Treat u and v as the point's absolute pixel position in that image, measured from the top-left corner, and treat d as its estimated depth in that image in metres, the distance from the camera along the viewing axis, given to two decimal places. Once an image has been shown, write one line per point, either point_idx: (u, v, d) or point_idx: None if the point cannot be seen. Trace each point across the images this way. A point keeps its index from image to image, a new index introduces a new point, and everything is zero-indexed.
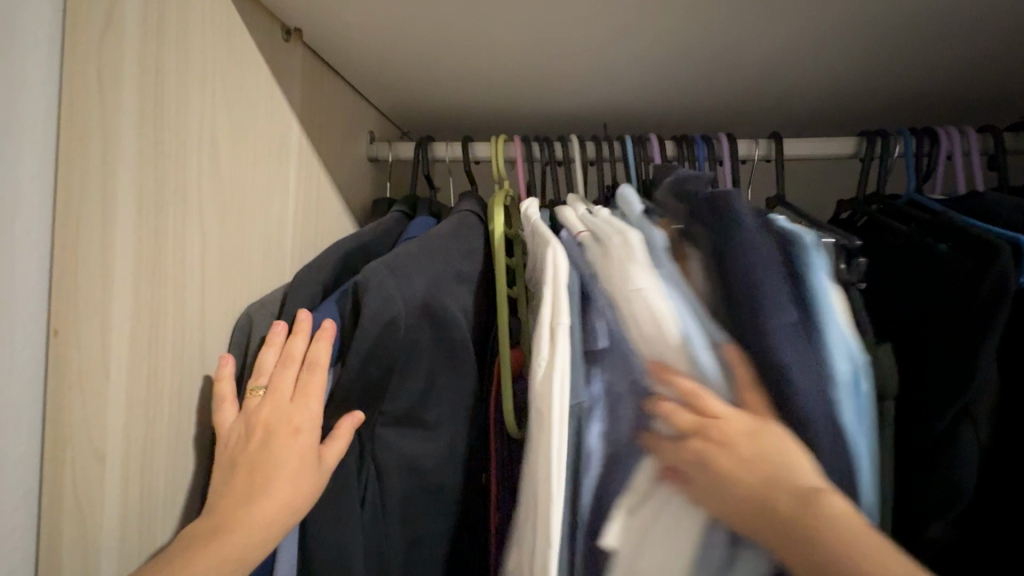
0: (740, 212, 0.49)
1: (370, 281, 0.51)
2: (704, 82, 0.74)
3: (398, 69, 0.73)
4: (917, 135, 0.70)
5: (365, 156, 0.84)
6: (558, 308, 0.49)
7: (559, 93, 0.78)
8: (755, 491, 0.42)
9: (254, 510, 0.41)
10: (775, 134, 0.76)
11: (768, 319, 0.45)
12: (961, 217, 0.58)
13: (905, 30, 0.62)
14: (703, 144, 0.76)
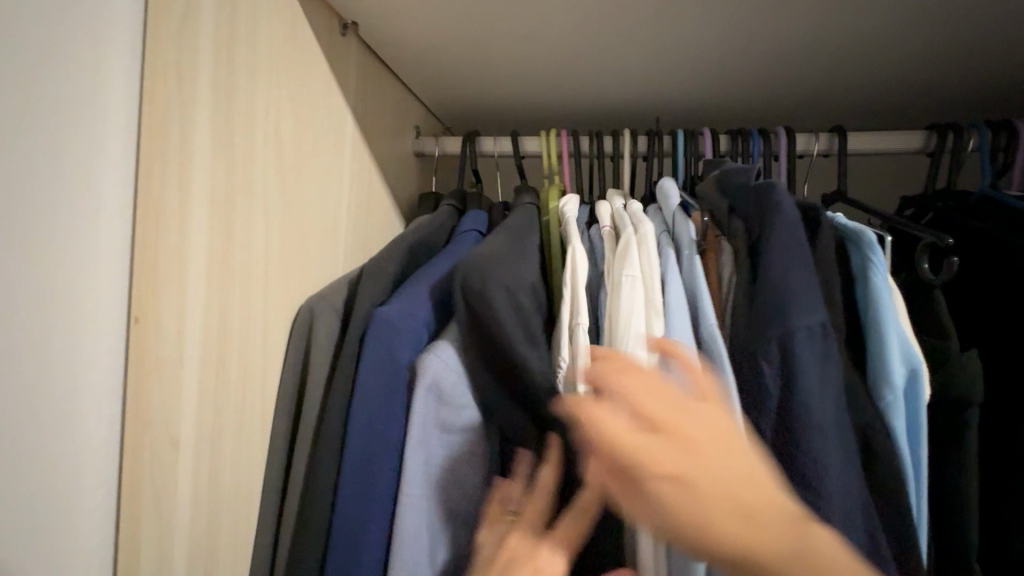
0: (781, 205, 0.49)
1: (474, 272, 0.46)
2: (762, 74, 0.72)
3: (448, 62, 0.73)
4: (993, 127, 0.66)
5: (410, 151, 0.85)
6: (578, 305, 0.48)
7: (611, 86, 0.77)
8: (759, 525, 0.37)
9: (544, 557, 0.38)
10: (838, 128, 0.72)
11: (794, 320, 0.44)
12: None
13: (987, 16, 0.58)
14: (759, 138, 0.73)
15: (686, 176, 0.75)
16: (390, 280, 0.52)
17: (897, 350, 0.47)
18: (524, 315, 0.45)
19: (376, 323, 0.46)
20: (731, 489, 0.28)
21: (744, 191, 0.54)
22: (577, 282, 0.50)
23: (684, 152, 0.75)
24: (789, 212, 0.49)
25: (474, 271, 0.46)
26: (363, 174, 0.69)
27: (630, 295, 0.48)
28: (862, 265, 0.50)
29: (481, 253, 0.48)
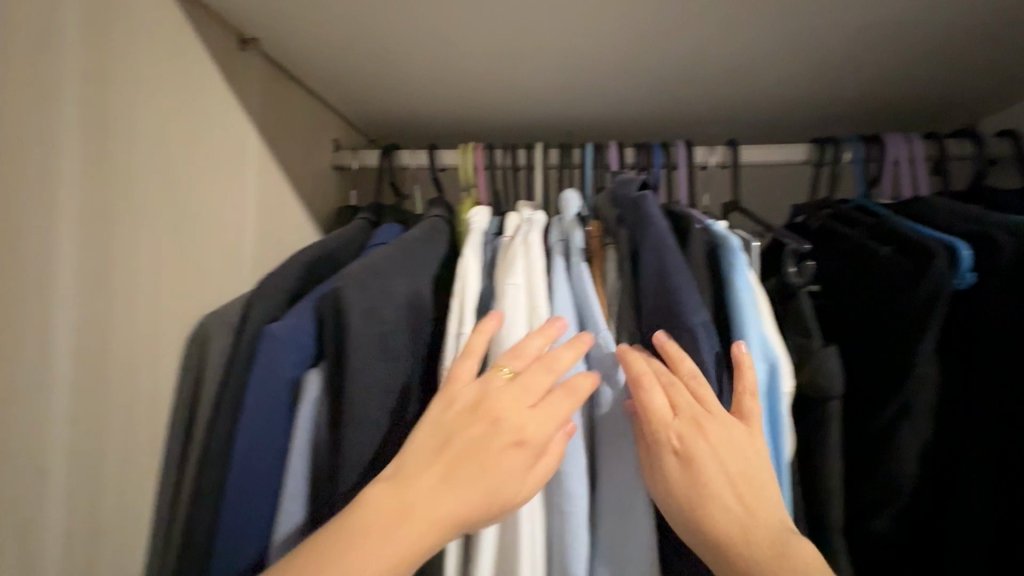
0: (653, 214, 0.53)
1: (348, 284, 0.45)
2: (662, 91, 0.76)
3: (359, 77, 0.74)
4: (866, 141, 0.72)
5: (328, 165, 0.84)
6: (464, 312, 0.50)
7: (523, 100, 0.79)
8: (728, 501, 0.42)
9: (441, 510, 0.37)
10: (732, 141, 0.77)
11: (690, 316, 0.47)
12: (905, 221, 0.59)
13: (850, 40, 0.64)
14: (660, 150, 0.77)
15: (595, 187, 0.78)
16: (286, 293, 0.53)
17: (757, 346, 0.49)
18: (394, 327, 0.46)
19: (265, 339, 0.47)
20: (724, 479, 0.42)
21: (626, 202, 0.57)
22: (466, 291, 0.52)
23: (592, 164, 0.77)
24: (663, 221, 0.52)
25: (352, 286, 0.45)
26: (271, 190, 0.68)
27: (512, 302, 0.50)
28: (728, 268, 0.53)
29: (365, 264, 0.48)
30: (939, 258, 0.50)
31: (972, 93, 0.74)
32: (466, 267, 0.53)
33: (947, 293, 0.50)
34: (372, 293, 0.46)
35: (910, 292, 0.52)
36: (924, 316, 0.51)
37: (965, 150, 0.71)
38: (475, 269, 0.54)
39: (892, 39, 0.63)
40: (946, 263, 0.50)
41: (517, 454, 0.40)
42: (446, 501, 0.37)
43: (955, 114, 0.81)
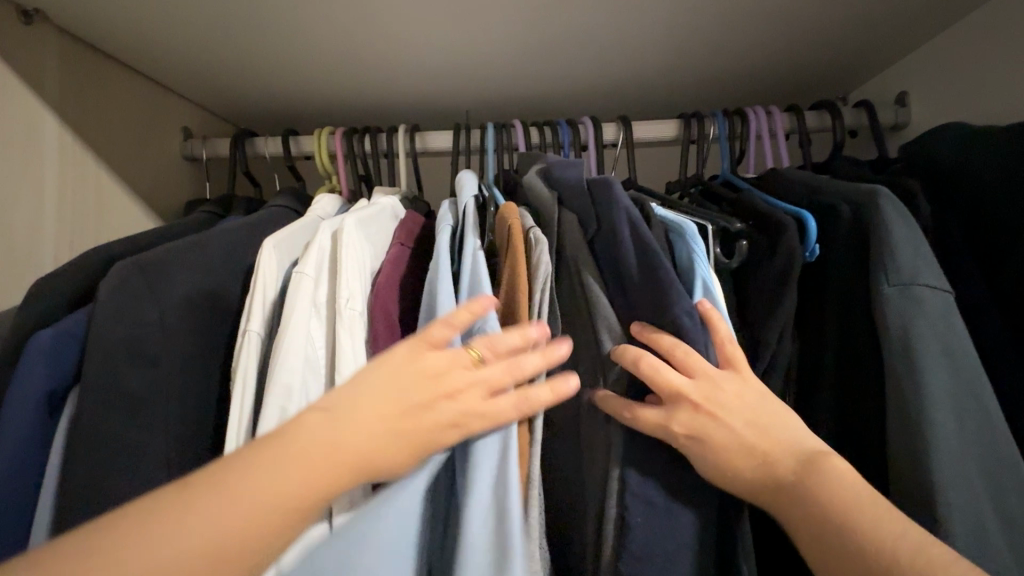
0: (617, 198, 0.47)
1: (107, 285, 0.41)
2: (526, 71, 0.73)
3: (186, 51, 0.67)
4: (730, 116, 0.71)
5: (178, 154, 0.77)
6: (250, 316, 0.43)
7: (379, 75, 0.73)
8: (782, 473, 0.40)
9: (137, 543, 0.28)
10: (623, 118, 0.73)
11: (675, 304, 0.43)
12: (761, 197, 0.57)
13: (695, 16, 0.62)
14: (567, 129, 0.72)
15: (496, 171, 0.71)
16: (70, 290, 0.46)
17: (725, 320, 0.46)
18: (153, 333, 0.42)
19: (30, 348, 0.42)
20: (738, 446, 0.41)
21: (576, 189, 0.51)
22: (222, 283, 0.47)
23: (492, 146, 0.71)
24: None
25: (108, 289, 0.41)
26: (81, 185, 0.62)
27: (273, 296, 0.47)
28: (688, 258, 0.48)
29: (137, 264, 0.43)
30: (791, 229, 0.48)
31: (831, 67, 0.75)
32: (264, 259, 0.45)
33: (799, 261, 0.47)
34: (132, 296, 0.42)
35: (766, 264, 0.50)
36: (778, 288, 0.48)
37: (825, 122, 0.71)
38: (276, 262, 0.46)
39: (738, 14, 0.62)
40: (795, 232, 0.48)
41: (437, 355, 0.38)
42: (235, 484, 0.30)
43: (821, 90, 0.82)
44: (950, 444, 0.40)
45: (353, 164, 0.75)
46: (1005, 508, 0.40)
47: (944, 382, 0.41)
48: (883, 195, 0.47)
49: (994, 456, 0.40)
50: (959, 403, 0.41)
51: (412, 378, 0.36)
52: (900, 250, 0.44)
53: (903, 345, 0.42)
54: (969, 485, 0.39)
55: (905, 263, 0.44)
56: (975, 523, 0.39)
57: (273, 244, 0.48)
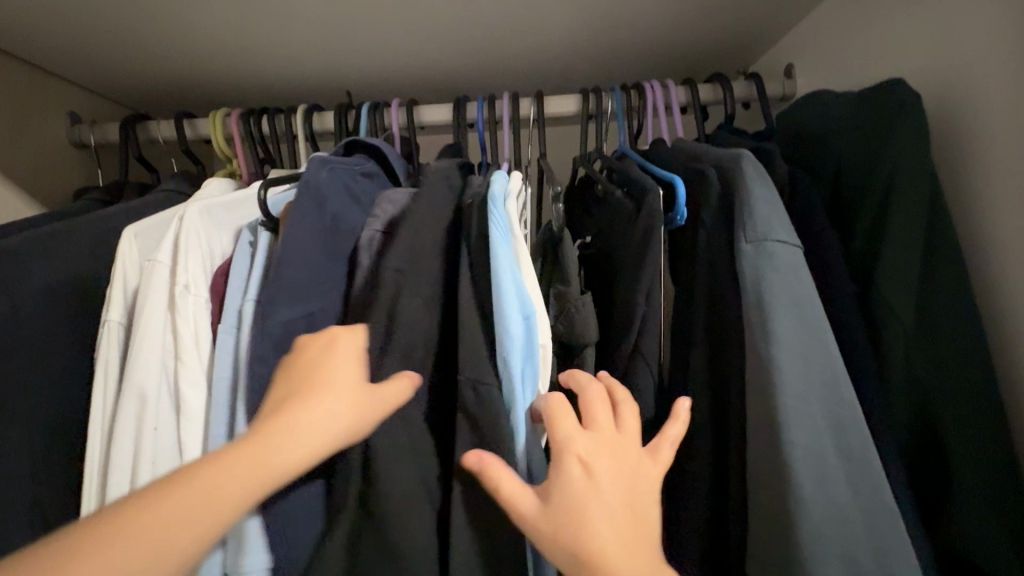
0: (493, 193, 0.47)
1: None
2: (420, 50, 0.74)
3: (46, 31, 0.64)
4: (626, 90, 0.72)
5: (65, 141, 0.74)
6: (110, 306, 0.50)
7: (271, 53, 0.72)
8: (610, 557, 0.33)
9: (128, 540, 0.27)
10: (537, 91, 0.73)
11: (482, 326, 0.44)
12: (644, 166, 0.57)
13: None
14: (483, 104, 0.70)
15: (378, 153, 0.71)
16: None
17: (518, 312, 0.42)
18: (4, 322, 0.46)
19: None
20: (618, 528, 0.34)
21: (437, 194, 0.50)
22: (128, 267, 0.50)
23: (366, 123, 0.73)
24: (359, 216, 0.53)
25: None
26: None
27: (199, 279, 0.50)
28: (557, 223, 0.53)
29: None
30: (653, 193, 0.48)
31: (719, 43, 0.78)
32: (126, 246, 0.51)
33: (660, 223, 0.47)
34: None
35: (631, 229, 0.51)
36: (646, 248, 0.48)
37: (717, 95, 0.73)
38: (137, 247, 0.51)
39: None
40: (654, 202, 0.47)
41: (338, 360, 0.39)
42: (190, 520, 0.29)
43: (717, 64, 0.85)
44: (796, 384, 0.40)
45: (248, 146, 0.73)
46: (847, 444, 0.39)
47: (796, 331, 0.41)
48: (746, 158, 0.47)
49: (833, 393, 0.40)
50: (807, 349, 0.41)
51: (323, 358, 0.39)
52: (759, 207, 0.44)
53: (756, 296, 0.42)
54: (810, 422, 0.39)
55: (761, 221, 0.44)
56: (816, 458, 0.38)
57: (187, 229, 0.51)
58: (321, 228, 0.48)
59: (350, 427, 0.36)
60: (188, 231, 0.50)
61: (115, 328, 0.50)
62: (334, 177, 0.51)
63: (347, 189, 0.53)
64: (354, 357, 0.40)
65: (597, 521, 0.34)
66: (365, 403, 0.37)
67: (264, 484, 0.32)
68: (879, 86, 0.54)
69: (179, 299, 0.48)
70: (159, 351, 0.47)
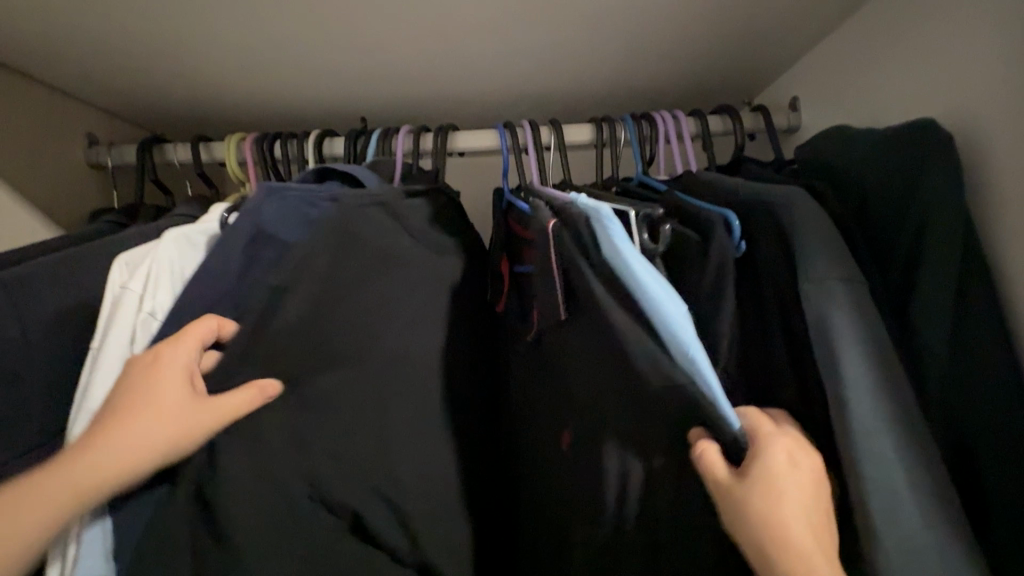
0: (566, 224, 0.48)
1: None
2: (432, 81, 0.76)
3: (67, 54, 0.66)
4: (637, 120, 0.73)
5: (82, 162, 0.76)
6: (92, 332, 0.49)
7: (286, 78, 0.74)
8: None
9: (26, 496, 0.39)
10: (553, 120, 0.74)
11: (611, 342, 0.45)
12: (679, 196, 0.57)
13: (581, 32, 0.66)
14: (505, 132, 0.73)
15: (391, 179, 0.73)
16: None
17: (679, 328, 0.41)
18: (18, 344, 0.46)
19: None
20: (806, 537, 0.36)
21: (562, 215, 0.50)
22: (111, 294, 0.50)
23: (379, 150, 0.74)
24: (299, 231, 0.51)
25: None
26: None
27: (166, 304, 0.50)
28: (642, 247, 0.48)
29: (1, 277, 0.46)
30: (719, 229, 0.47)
31: (725, 77, 0.80)
32: (116, 273, 0.50)
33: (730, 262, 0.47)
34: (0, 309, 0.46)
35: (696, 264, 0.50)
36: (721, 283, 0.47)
37: (726, 126, 0.74)
38: (125, 272, 0.51)
39: (621, 30, 0.67)
40: (724, 232, 0.47)
41: (170, 369, 0.43)
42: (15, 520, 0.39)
43: (724, 97, 0.86)
44: (867, 420, 0.40)
45: (264, 169, 0.75)
46: (920, 479, 0.39)
47: (867, 367, 0.41)
48: (800, 198, 0.47)
49: (909, 427, 0.40)
50: (879, 386, 0.41)
51: (128, 381, 0.43)
52: (821, 252, 0.45)
53: (825, 336, 0.42)
54: (881, 458, 0.39)
55: (822, 260, 0.44)
56: (888, 491, 0.38)
57: (162, 253, 0.51)
58: (244, 248, 0.49)
59: (178, 438, 0.42)
60: (163, 255, 0.51)
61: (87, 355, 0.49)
62: (283, 206, 0.51)
63: (294, 211, 0.51)
64: (184, 377, 0.43)
65: (789, 499, 0.37)
66: (193, 413, 0.43)
67: (110, 466, 0.40)
68: (905, 126, 0.54)
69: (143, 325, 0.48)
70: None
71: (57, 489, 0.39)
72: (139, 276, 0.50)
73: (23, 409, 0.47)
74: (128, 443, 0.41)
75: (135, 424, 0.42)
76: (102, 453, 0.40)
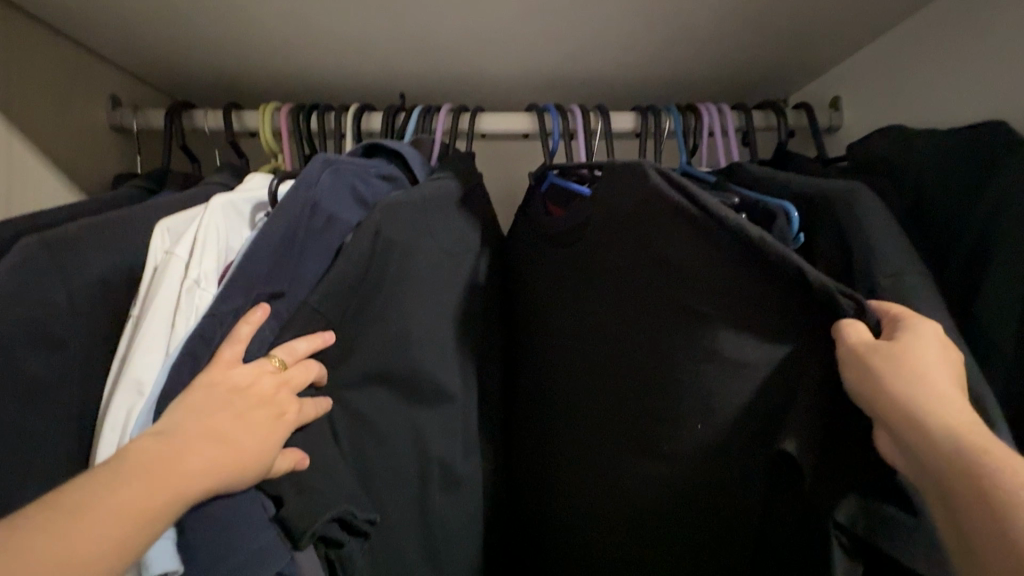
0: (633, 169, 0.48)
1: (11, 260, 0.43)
2: (475, 60, 0.74)
3: (102, 7, 0.62)
4: (683, 111, 0.73)
5: (106, 125, 0.72)
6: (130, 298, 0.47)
7: (328, 48, 0.71)
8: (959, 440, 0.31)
9: (114, 496, 0.33)
10: (600, 106, 0.73)
11: None
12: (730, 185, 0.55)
13: (635, 19, 0.66)
14: (555, 114, 0.71)
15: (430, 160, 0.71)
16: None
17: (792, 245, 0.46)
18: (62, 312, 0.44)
19: None
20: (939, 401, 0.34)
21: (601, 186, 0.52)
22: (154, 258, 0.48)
23: (420, 128, 0.72)
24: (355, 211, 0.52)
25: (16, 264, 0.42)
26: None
27: (211, 273, 0.47)
28: None
29: (41, 239, 0.45)
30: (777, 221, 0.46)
31: (766, 73, 0.80)
32: (156, 237, 0.48)
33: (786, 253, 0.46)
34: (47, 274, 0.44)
35: None
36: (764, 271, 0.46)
37: (769, 121, 0.74)
38: (166, 238, 0.49)
39: (674, 20, 0.66)
40: (783, 222, 0.46)
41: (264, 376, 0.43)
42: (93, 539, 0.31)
43: (761, 93, 0.87)
44: None
45: (299, 142, 0.72)
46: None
47: None
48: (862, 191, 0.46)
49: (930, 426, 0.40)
50: None
51: (246, 399, 0.41)
52: (884, 243, 0.43)
53: None
54: None
55: (889, 257, 0.43)
56: None
57: (209, 220, 0.48)
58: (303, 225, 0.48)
59: (256, 474, 0.40)
60: (209, 221, 0.48)
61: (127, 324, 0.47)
62: (336, 179, 0.51)
63: (351, 190, 0.52)
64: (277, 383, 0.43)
65: (926, 370, 0.35)
66: (264, 445, 0.40)
67: (168, 498, 0.35)
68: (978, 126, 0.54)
69: (184, 295, 0.45)
70: (160, 349, 0.44)
71: (125, 512, 0.33)
72: (183, 243, 0.47)
73: (70, 380, 0.45)
74: (209, 445, 0.38)
75: (194, 455, 0.37)
76: (201, 448, 0.37)
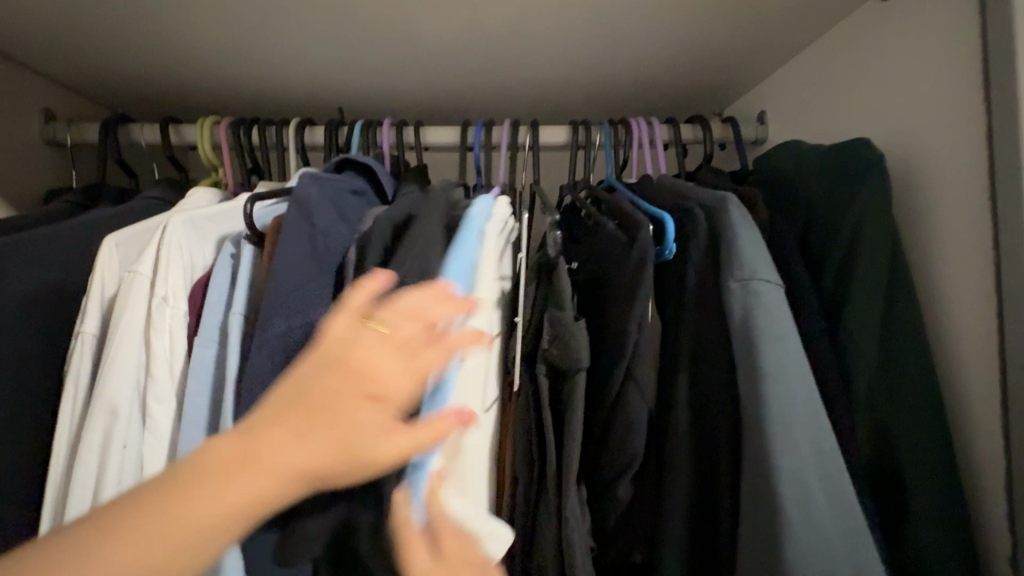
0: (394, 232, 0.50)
1: None
2: (415, 74, 0.76)
3: (33, 22, 0.62)
4: (614, 125, 0.76)
5: (39, 138, 0.71)
6: (86, 317, 0.48)
7: (264, 61, 0.71)
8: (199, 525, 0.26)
9: None
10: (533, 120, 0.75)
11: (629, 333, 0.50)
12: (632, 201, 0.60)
13: (565, 38, 0.69)
14: (481, 130, 0.73)
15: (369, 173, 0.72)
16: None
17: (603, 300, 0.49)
18: None
19: None
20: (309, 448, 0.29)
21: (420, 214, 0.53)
22: (107, 278, 0.49)
23: (359, 141, 0.74)
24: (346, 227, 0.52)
25: None
26: None
27: (178, 290, 0.48)
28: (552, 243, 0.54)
29: None
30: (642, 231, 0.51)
31: (696, 87, 0.84)
32: (106, 257, 0.49)
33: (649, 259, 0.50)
34: None
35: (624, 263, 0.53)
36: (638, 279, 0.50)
37: (697, 135, 0.78)
38: (118, 258, 0.49)
39: (602, 38, 0.69)
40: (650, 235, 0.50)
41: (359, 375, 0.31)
42: None
43: (695, 106, 0.90)
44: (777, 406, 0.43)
45: (237, 155, 0.73)
46: (828, 468, 0.42)
47: (782, 359, 0.44)
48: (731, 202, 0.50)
49: (808, 419, 0.43)
50: (791, 379, 0.44)
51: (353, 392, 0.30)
52: (743, 248, 0.48)
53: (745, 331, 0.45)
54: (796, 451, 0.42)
55: (745, 261, 0.47)
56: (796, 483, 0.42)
57: (170, 239, 0.49)
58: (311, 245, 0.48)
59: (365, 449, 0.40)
60: (171, 240, 0.49)
61: (85, 343, 0.47)
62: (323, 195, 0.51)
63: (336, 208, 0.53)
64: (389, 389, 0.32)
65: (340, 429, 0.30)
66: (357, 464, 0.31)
67: None
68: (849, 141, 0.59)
69: (156, 311, 0.47)
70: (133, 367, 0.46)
71: None
72: (145, 261, 0.48)
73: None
74: None
75: None
76: None
